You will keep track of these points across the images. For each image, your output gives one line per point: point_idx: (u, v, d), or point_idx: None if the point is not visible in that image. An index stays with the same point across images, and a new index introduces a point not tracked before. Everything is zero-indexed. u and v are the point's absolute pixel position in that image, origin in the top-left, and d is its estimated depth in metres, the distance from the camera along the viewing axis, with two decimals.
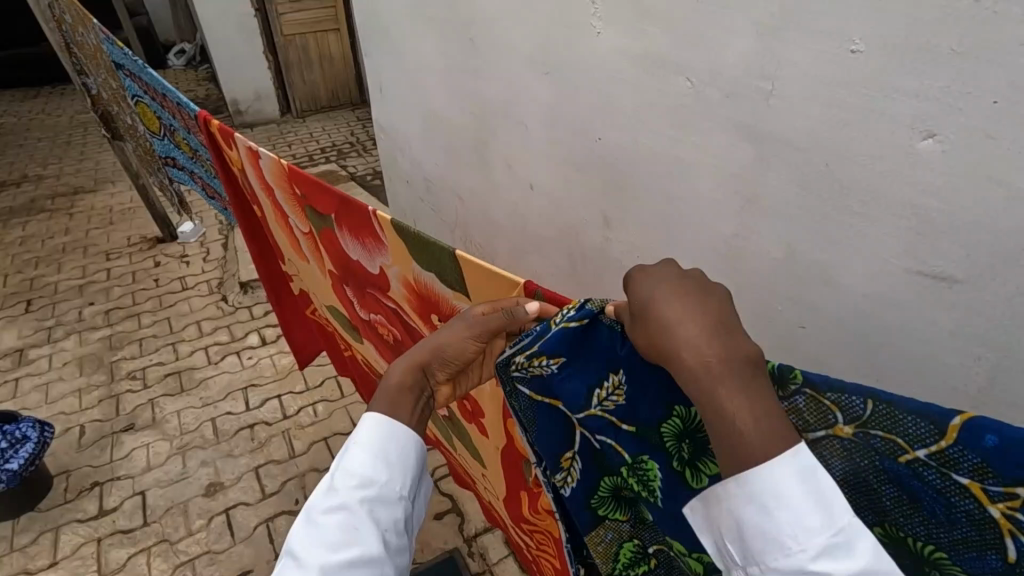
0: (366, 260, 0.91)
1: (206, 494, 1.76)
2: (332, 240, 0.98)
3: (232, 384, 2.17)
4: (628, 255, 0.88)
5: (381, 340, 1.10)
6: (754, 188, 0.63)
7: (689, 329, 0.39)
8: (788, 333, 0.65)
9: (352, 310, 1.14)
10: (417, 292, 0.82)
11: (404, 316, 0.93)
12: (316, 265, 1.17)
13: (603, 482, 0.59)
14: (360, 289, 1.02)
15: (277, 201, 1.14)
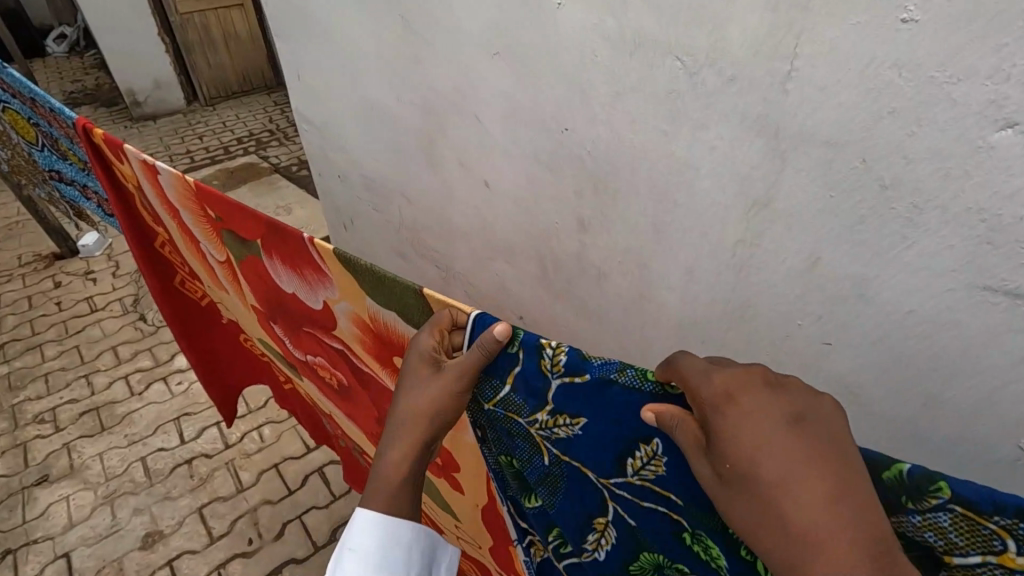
0: (305, 292, 0.77)
1: (143, 547, 1.57)
2: (259, 269, 0.85)
3: (162, 415, 1.94)
4: (609, 261, 0.78)
5: (325, 381, 0.97)
6: (768, 188, 0.53)
7: (745, 442, 0.34)
8: (812, 350, 0.57)
9: (287, 348, 1.01)
10: (371, 333, 0.70)
11: (351, 357, 0.79)
12: (240, 296, 1.03)
13: (642, 555, 0.53)
14: (295, 327, 0.89)
15: (188, 227, 0.99)
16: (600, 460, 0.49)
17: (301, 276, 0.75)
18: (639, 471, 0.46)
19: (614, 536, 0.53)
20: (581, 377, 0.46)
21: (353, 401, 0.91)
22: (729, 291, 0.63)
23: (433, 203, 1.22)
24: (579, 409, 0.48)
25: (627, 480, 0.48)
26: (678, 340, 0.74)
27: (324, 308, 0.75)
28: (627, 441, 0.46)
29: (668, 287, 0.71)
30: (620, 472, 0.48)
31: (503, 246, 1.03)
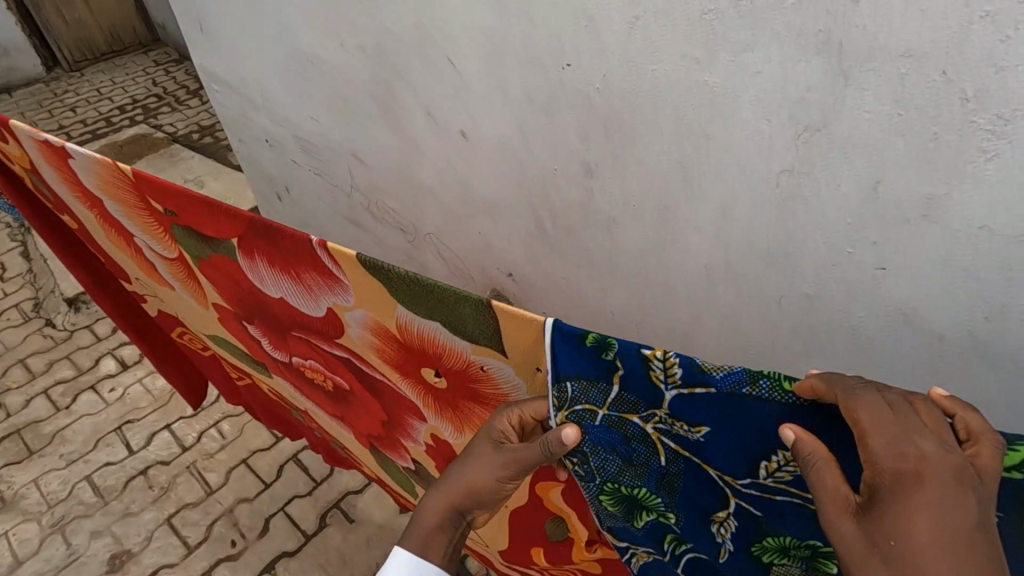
0: (300, 298, 0.73)
1: (112, 570, 1.44)
2: (230, 270, 0.79)
3: (101, 426, 1.75)
4: (623, 206, 0.74)
5: (306, 384, 0.92)
6: (826, 112, 0.50)
7: (915, 526, 0.36)
8: (865, 278, 0.56)
9: (256, 350, 0.94)
10: (393, 340, 0.68)
11: (355, 364, 0.78)
12: (194, 294, 0.94)
13: (767, 540, 0.54)
14: (278, 331, 0.84)
15: (120, 219, 0.90)
16: (728, 460, 0.50)
17: (298, 282, 0.71)
18: (776, 472, 0.49)
19: (735, 524, 0.54)
20: (702, 387, 0.47)
21: (346, 404, 0.88)
22: (769, 225, 0.60)
23: (396, 162, 1.11)
24: (703, 418, 0.49)
25: (762, 482, 0.50)
26: (704, 281, 0.71)
27: (327, 315, 0.73)
28: (763, 441, 0.48)
29: (695, 228, 0.68)
30: (753, 474, 0.50)
31: (488, 202, 0.95)
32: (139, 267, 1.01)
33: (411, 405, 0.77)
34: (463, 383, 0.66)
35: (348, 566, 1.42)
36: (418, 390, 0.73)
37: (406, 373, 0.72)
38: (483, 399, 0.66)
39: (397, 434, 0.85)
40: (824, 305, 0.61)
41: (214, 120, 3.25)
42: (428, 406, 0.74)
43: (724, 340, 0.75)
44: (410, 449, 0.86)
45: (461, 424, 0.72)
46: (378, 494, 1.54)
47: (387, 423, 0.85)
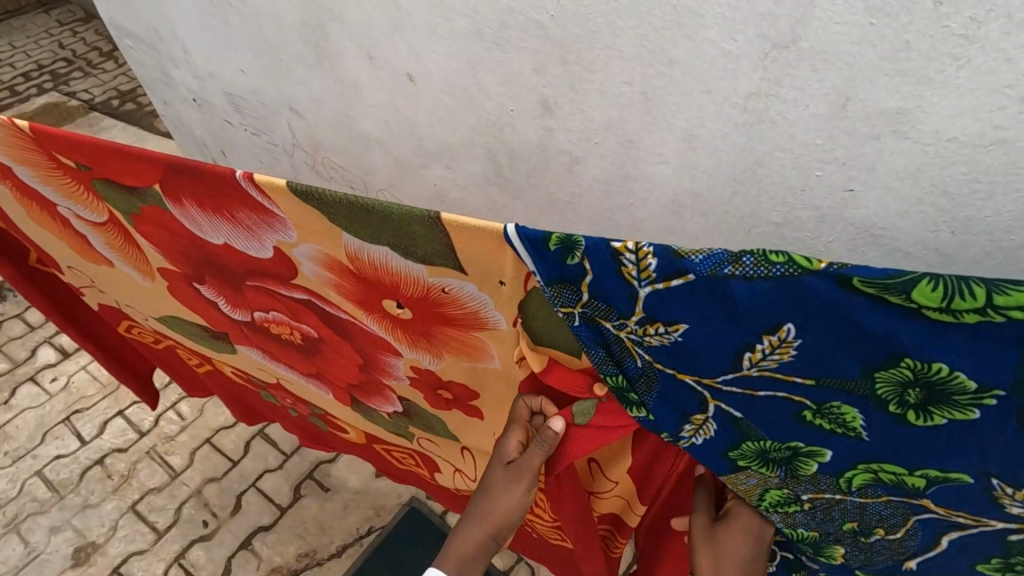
0: (243, 242, 0.69)
1: (77, 564, 1.39)
2: (165, 221, 0.73)
3: (46, 419, 1.65)
4: (585, 144, 0.70)
5: (274, 340, 0.87)
6: (794, 27, 0.48)
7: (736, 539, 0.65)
8: (832, 201, 0.55)
9: (213, 312, 0.88)
10: (348, 272, 0.66)
11: (318, 306, 0.74)
12: (137, 264, 0.87)
13: (746, 443, 0.59)
14: (231, 283, 0.79)
15: (36, 191, 0.82)
16: (712, 354, 0.53)
17: (235, 223, 0.67)
18: (759, 362, 0.51)
19: (713, 428, 0.59)
20: (679, 275, 0.48)
21: (321, 354, 0.84)
22: (737, 151, 0.58)
23: (338, 113, 1.03)
24: (679, 315, 0.51)
25: (745, 372, 0.53)
26: (671, 217, 0.69)
27: (276, 255, 0.69)
28: (748, 334, 0.50)
29: (659, 162, 0.65)
30: (735, 367, 0.53)
31: (441, 150, 0.90)
32: (61, 245, 0.94)
33: (386, 341, 0.74)
34: (429, 306, 0.65)
35: (327, 532, 1.41)
36: (386, 324, 0.71)
37: (372, 306, 0.69)
38: (454, 320, 0.66)
39: (378, 378, 0.82)
40: (793, 231, 0.60)
41: (134, 84, 3.00)
42: (402, 339, 0.72)
43: None
44: (393, 389, 0.83)
45: (439, 353, 0.71)
46: (351, 460, 1.52)
47: (364, 366, 0.82)
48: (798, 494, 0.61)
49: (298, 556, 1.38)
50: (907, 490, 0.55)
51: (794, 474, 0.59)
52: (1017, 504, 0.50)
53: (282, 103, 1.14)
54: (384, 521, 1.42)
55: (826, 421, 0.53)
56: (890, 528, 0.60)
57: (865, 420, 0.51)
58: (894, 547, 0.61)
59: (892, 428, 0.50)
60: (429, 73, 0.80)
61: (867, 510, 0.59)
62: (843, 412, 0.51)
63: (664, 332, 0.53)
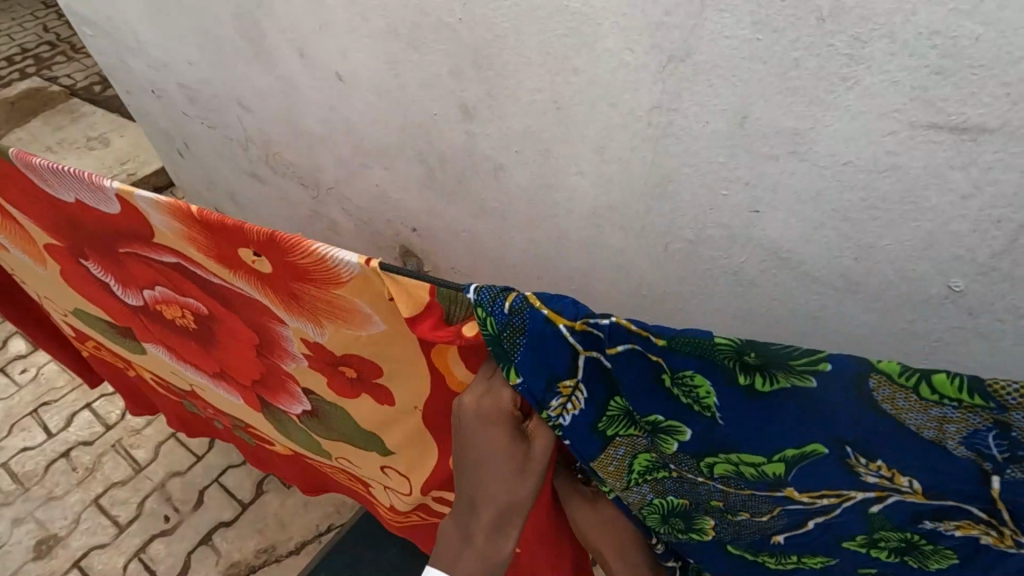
0: (96, 193, 0.65)
1: (39, 557, 1.40)
2: (26, 179, 0.70)
3: (14, 410, 1.66)
4: (507, 151, 0.68)
5: (173, 328, 0.81)
6: (686, 40, 0.45)
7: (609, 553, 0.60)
8: (739, 220, 0.53)
9: (106, 296, 0.84)
10: (194, 216, 0.60)
11: (191, 270, 0.69)
12: (27, 243, 0.84)
13: (614, 401, 0.50)
14: (110, 255, 0.75)
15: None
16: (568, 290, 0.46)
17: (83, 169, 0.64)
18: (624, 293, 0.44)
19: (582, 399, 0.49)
20: None
21: (212, 340, 0.78)
22: (646, 165, 0.56)
23: (282, 110, 1.01)
24: None
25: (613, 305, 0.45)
26: (593, 229, 0.67)
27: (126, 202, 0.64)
28: None
29: (577, 173, 0.63)
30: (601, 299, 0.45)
31: (379, 151, 0.88)
32: None
33: (262, 308, 0.67)
34: (282, 260, 0.58)
35: (287, 528, 1.41)
36: (251, 284, 0.64)
37: (229, 258, 0.62)
38: (309, 273, 0.58)
39: (273, 363, 0.74)
40: (707, 248, 0.58)
41: None
42: (274, 301, 0.64)
43: (619, 290, 0.71)
44: (293, 377, 0.75)
45: (319, 316, 0.63)
46: None
47: (259, 351, 0.74)
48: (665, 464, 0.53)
49: (257, 552, 1.38)
50: (770, 482, 0.49)
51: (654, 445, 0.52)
52: (888, 474, 0.44)
53: (231, 97, 1.11)
54: (345, 518, 1.41)
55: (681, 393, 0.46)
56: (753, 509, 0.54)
57: (720, 400, 0.45)
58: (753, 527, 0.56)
59: (742, 404, 0.44)
60: (355, 72, 0.78)
61: (734, 485, 0.52)
62: (677, 429, 0.50)
63: (519, 327, 0.47)
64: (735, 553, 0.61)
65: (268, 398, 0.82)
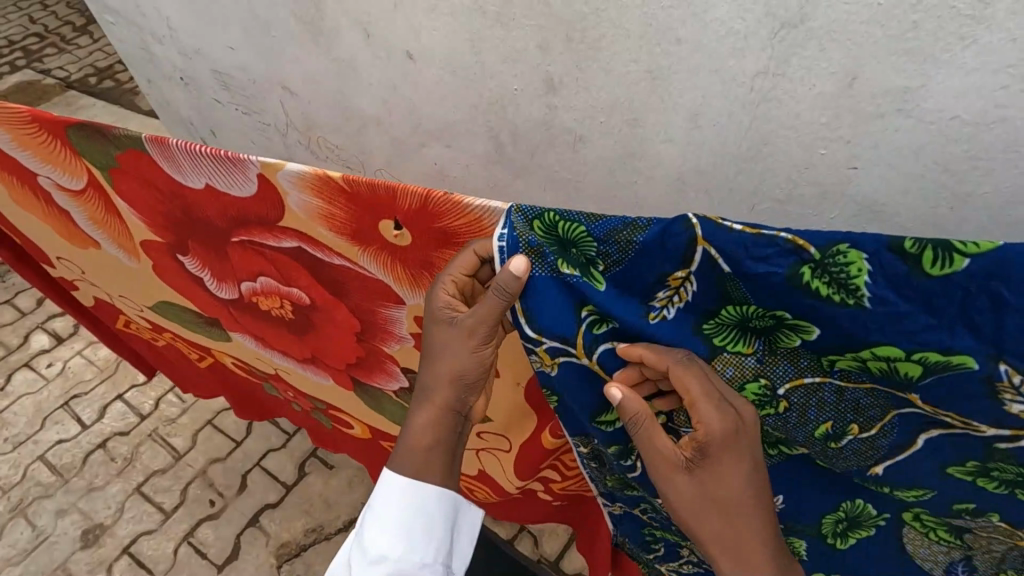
0: (227, 179, 0.67)
1: (87, 545, 1.41)
2: (146, 170, 0.72)
3: (45, 405, 1.65)
4: (590, 122, 0.70)
5: (266, 319, 0.86)
6: (802, 5, 0.48)
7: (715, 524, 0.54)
8: (836, 177, 0.57)
9: (201, 290, 0.88)
10: (339, 193, 0.62)
11: (308, 255, 0.72)
12: (123, 243, 0.87)
13: (742, 387, 0.57)
14: (218, 249, 0.78)
15: (16, 161, 0.81)
16: (768, 286, 0.51)
17: (215, 158, 0.65)
18: (839, 297, 0.48)
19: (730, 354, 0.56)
20: (706, 245, 0.51)
21: (312, 325, 0.82)
22: (743, 129, 0.59)
23: (332, 95, 1.00)
24: (732, 252, 0.50)
25: (817, 293, 0.49)
26: (674, 196, 0.71)
27: (261, 188, 0.66)
28: (788, 261, 0.49)
29: (666, 140, 0.66)
30: (804, 290, 0.49)
31: (442, 129, 0.88)
32: (54, 240, 0.96)
33: (379, 289, 0.71)
34: (428, 244, 0.62)
35: (333, 508, 1.43)
36: (381, 263, 0.67)
37: (360, 239, 0.65)
38: (455, 244, 0.60)
39: (374, 342, 0.79)
40: (797, 207, 0.62)
41: (111, 61, 2.89)
42: (398, 281, 0.68)
43: None
44: (393, 359, 0.80)
45: None
46: None
47: (361, 331, 0.79)
48: (776, 390, 0.56)
49: (306, 531, 1.40)
50: (896, 383, 0.51)
51: (772, 349, 0.55)
52: (1019, 400, 0.46)
53: (269, 82, 1.11)
54: None
55: (823, 280, 0.48)
56: (866, 426, 0.55)
57: (871, 282, 0.47)
58: (864, 452, 0.57)
59: (901, 284, 0.46)
60: (423, 52, 0.79)
61: (844, 397, 0.55)
62: (804, 327, 0.52)
63: (642, 226, 0.52)
64: (826, 494, 0.64)
65: (358, 378, 0.89)
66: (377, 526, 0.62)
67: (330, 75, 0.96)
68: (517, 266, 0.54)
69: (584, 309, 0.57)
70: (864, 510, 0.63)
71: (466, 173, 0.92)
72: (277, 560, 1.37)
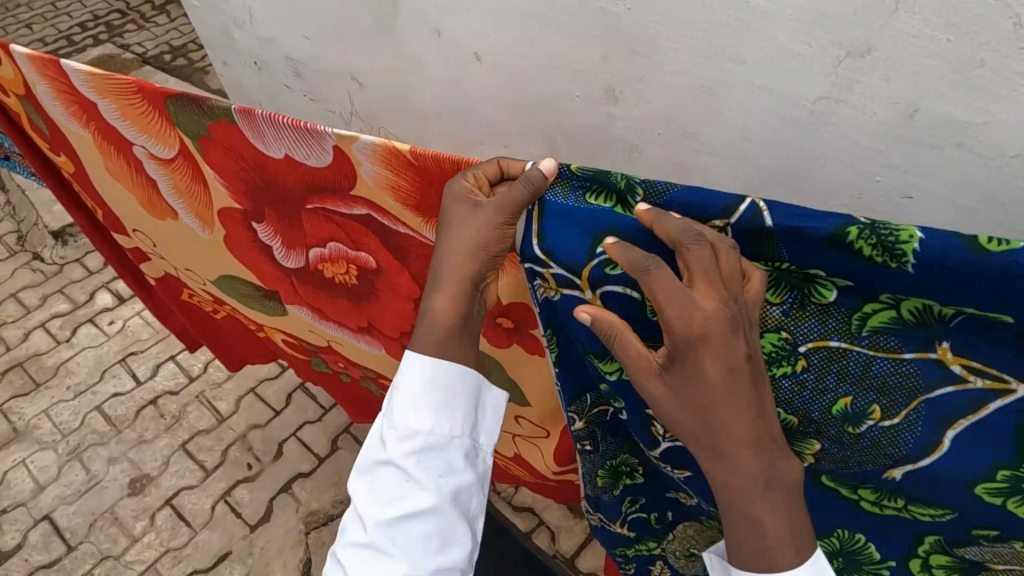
0: (305, 149, 0.71)
1: (133, 493, 1.51)
2: (231, 139, 0.77)
3: (104, 359, 1.77)
4: (646, 133, 0.72)
5: (329, 286, 0.91)
6: (870, 36, 0.50)
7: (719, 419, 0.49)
8: (889, 206, 0.59)
9: (269, 257, 0.94)
10: (407, 167, 0.65)
11: (375, 224, 0.76)
12: (201, 211, 0.94)
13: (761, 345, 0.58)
14: (292, 216, 0.83)
15: (114, 131, 0.88)
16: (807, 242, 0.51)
17: (299, 132, 0.69)
18: (879, 257, 0.49)
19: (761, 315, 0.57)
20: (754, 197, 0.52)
21: (374, 292, 0.87)
22: (798, 150, 0.61)
23: (396, 88, 1.04)
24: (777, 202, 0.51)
25: (854, 253, 0.49)
26: None
27: (336, 158, 0.70)
28: (834, 220, 0.49)
29: (720, 157, 0.68)
30: (844, 248, 0.50)
31: (499, 128, 0.91)
32: (134, 208, 1.03)
33: None
34: None
35: None
36: None
37: (424, 211, 0.70)
38: None
39: None
40: None
41: (186, 39, 3.03)
42: None
43: None
44: None
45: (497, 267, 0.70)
46: None
47: (418, 300, 0.84)
48: (796, 346, 0.56)
49: (334, 503, 1.47)
50: (929, 332, 0.51)
51: (802, 303, 0.55)
52: None
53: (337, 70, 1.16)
54: None
55: (869, 241, 0.48)
56: (889, 411, 0.54)
57: (920, 249, 0.47)
58: (882, 445, 0.56)
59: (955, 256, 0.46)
60: (489, 55, 0.82)
61: (869, 372, 0.54)
62: (835, 282, 0.52)
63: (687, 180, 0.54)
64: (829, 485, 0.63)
65: (410, 347, 0.93)
66: (400, 403, 0.63)
67: (396, 67, 1.01)
68: (546, 165, 0.57)
69: (597, 246, 0.58)
70: (871, 500, 0.61)
71: None
72: (306, 526, 1.44)
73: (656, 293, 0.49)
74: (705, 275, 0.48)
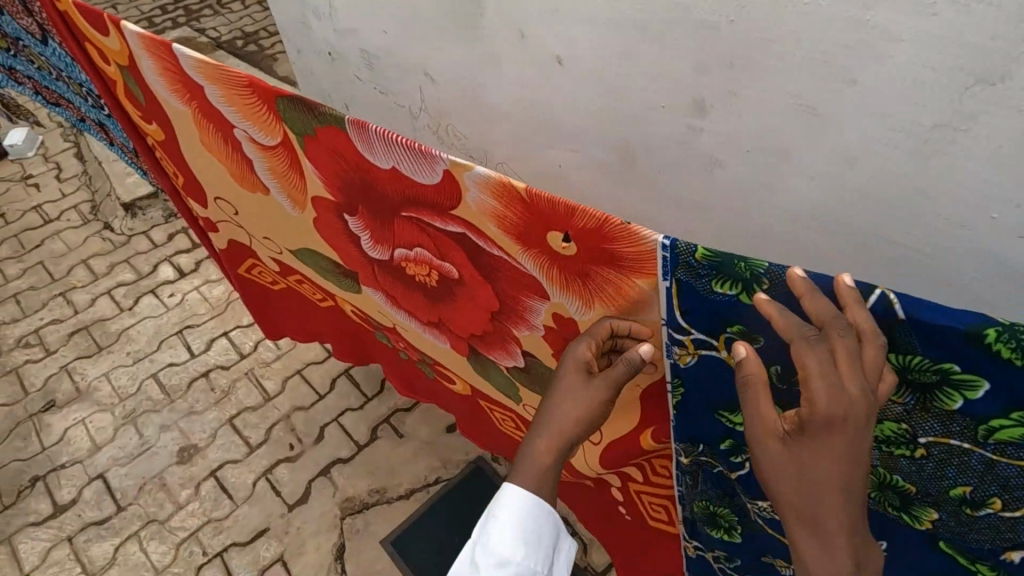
0: (414, 165, 0.71)
1: (181, 461, 1.57)
2: (338, 145, 0.78)
3: (163, 329, 1.84)
4: (733, 149, 0.70)
5: (407, 283, 0.92)
6: (1006, 64, 0.47)
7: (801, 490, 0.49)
8: (988, 240, 0.58)
9: (352, 245, 0.95)
10: (520, 201, 0.64)
11: (469, 240, 0.76)
12: (292, 194, 0.96)
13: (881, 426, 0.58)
14: (384, 218, 0.84)
15: (221, 114, 0.90)
16: (938, 338, 0.48)
17: (410, 149, 0.69)
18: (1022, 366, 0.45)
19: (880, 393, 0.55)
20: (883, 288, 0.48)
21: (453, 297, 0.88)
22: (906, 176, 0.58)
23: (471, 87, 1.05)
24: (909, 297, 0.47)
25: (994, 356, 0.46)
26: (811, 234, 0.70)
27: (444, 181, 0.70)
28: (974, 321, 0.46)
29: (814, 180, 0.65)
30: (980, 350, 0.46)
31: (573, 134, 0.90)
32: (223, 180, 1.07)
33: (529, 283, 0.74)
34: (592, 260, 0.64)
35: (397, 475, 1.50)
36: (538, 263, 0.70)
37: (525, 242, 0.68)
38: (619, 262, 0.61)
39: (508, 324, 0.84)
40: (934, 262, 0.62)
41: (258, 26, 3.13)
42: (550, 280, 0.71)
43: None
44: (520, 341, 0.85)
45: (588, 300, 0.69)
46: (426, 413, 1.60)
47: (497, 312, 0.83)
48: (916, 436, 0.56)
49: (371, 491, 1.48)
50: None
51: (925, 404, 0.53)
52: None
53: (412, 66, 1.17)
54: (451, 474, 1.49)
55: (1009, 346, 0.45)
56: (1010, 505, 0.54)
57: None
58: (1001, 529, 0.56)
59: None
60: (574, 59, 0.81)
61: (993, 470, 0.53)
62: (972, 384, 0.49)
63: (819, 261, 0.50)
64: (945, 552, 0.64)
65: (478, 349, 0.94)
66: (496, 532, 0.65)
67: (474, 67, 1.01)
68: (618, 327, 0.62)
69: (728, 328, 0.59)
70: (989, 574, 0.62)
71: (590, 179, 0.94)
72: (342, 512, 1.46)
73: (810, 364, 0.47)
74: (851, 361, 0.46)
